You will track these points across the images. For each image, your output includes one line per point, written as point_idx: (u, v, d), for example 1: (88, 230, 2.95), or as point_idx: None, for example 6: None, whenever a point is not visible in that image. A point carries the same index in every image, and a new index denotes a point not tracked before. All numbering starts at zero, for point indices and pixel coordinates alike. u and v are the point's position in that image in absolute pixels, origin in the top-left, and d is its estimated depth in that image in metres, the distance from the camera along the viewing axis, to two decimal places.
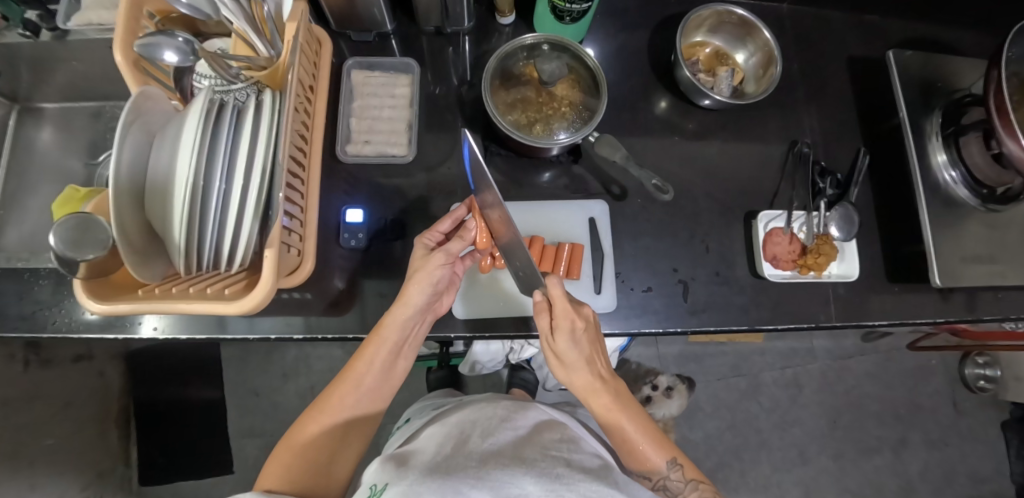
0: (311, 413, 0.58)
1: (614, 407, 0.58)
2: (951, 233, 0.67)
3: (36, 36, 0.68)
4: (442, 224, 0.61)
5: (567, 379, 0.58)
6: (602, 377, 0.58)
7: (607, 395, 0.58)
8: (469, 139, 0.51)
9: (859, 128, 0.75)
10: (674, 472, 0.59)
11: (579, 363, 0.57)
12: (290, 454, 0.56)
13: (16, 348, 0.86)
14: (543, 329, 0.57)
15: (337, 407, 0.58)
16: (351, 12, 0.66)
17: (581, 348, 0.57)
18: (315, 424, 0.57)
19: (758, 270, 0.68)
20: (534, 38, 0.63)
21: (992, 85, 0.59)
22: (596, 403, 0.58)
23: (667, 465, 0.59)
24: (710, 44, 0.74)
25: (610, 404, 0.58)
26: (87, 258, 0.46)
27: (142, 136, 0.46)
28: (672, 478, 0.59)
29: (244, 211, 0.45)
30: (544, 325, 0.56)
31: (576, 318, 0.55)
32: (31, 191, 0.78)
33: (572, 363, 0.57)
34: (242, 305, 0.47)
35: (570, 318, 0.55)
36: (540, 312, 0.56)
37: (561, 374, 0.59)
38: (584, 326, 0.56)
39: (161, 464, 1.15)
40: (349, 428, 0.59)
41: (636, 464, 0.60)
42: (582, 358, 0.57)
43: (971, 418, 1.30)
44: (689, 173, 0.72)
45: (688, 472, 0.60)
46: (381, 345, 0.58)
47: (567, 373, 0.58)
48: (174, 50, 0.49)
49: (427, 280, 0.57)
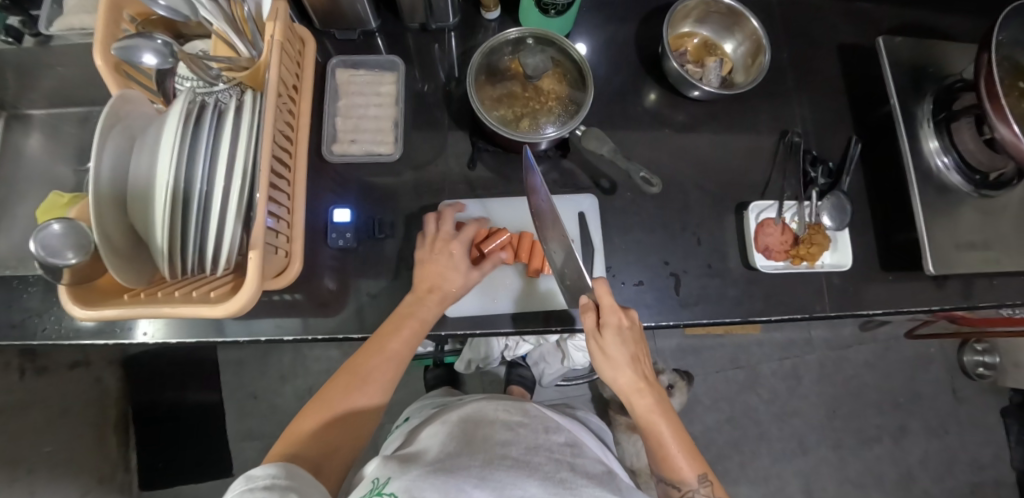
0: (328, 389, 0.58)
1: (655, 411, 0.57)
2: (944, 221, 0.66)
3: (18, 42, 0.67)
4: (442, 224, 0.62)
5: (611, 376, 0.57)
6: (644, 377, 0.57)
7: (650, 397, 0.57)
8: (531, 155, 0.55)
9: (850, 116, 0.74)
10: (703, 487, 0.57)
11: (625, 362, 0.56)
12: (307, 428, 0.56)
13: (12, 356, 0.86)
14: (588, 326, 0.56)
15: (357, 386, 0.58)
16: (334, 10, 0.65)
17: (628, 347, 0.56)
18: (332, 400, 0.57)
19: (750, 261, 0.67)
20: (518, 33, 0.63)
21: (984, 68, 0.58)
22: (639, 405, 0.57)
23: (697, 479, 0.57)
24: (698, 35, 0.73)
25: (652, 406, 0.57)
26: (70, 263, 0.46)
27: (122, 140, 0.46)
28: (699, 492, 0.57)
29: (227, 213, 0.45)
30: (590, 323, 0.56)
31: (623, 317, 0.56)
32: (20, 198, 0.78)
33: (617, 360, 0.56)
34: (226, 308, 0.46)
35: (618, 317, 0.55)
36: (586, 311, 0.57)
37: (604, 373, 0.57)
38: (630, 326, 0.56)
39: (161, 468, 1.15)
40: (358, 418, 0.58)
41: (667, 471, 0.58)
42: (628, 357, 0.56)
43: (972, 405, 1.29)
44: (679, 165, 0.71)
45: (716, 489, 0.57)
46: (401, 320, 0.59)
47: (612, 370, 0.56)
48: (153, 53, 0.48)
49: (444, 265, 0.61)
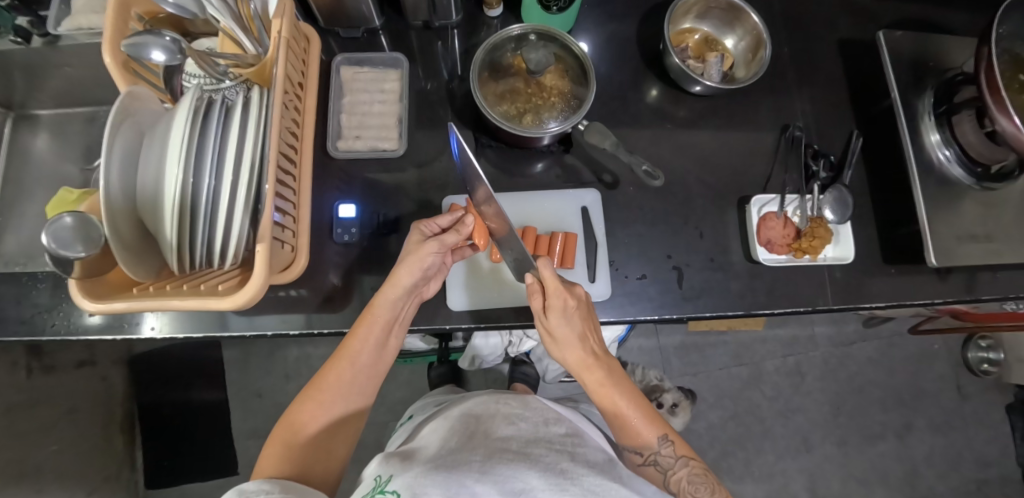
0: (309, 388, 0.58)
1: (607, 383, 0.57)
2: (946, 212, 0.67)
3: (28, 42, 0.68)
4: (441, 218, 0.61)
5: (559, 355, 0.57)
6: (594, 353, 0.57)
7: (601, 371, 0.57)
8: (458, 136, 0.49)
9: (852, 111, 0.74)
10: (665, 447, 0.58)
11: (571, 340, 0.55)
12: (287, 446, 0.55)
13: (18, 355, 0.86)
14: (536, 308, 0.56)
15: (337, 395, 0.58)
16: (339, 10, 0.66)
17: (574, 326, 0.56)
18: (312, 414, 0.57)
19: (753, 255, 0.68)
20: (521, 29, 0.63)
21: (984, 61, 0.58)
22: (589, 379, 0.57)
23: (658, 440, 0.58)
24: (698, 31, 0.74)
25: (603, 379, 0.57)
26: (80, 256, 0.45)
27: (133, 136, 0.47)
28: (661, 454, 0.59)
29: (232, 208, 0.46)
30: (537, 306, 0.56)
31: (568, 297, 0.54)
32: (28, 196, 0.79)
33: (563, 340, 0.56)
34: (235, 300, 0.47)
35: (562, 299, 0.54)
36: (532, 294, 0.56)
37: (554, 352, 0.58)
38: (576, 305, 0.55)
39: (166, 466, 1.15)
40: (349, 423, 0.59)
41: (628, 439, 0.59)
42: (574, 334, 0.56)
43: (977, 401, 1.29)
44: (681, 160, 0.72)
45: (678, 448, 0.59)
46: (373, 332, 0.58)
47: (559, 350, 0.57)
48: (162, 50, 0.49)
49: (414, 268, 0.56)
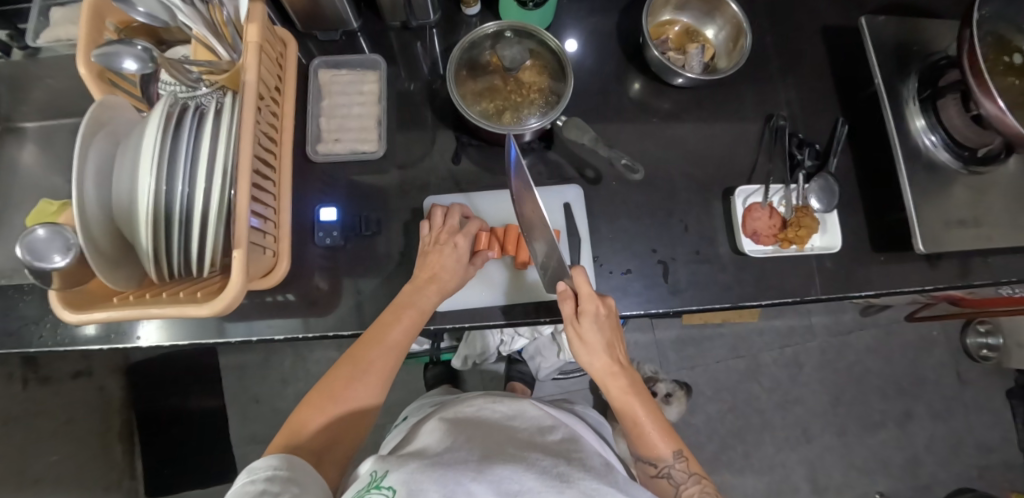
0: (334, 373, 0.57)
1: (630, 392, 0.59)
2: (934, 198, 0.66)
3: (8, 55, 0.71)
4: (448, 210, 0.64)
5: (587, 360, 0.59)
6: (619, 362, 0.60)
7: (625, 379, 0.59)
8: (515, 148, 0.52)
9: (837, 98, 0.74)
10: (679, 462, 0.59)
11: (600, 347, 0.58)
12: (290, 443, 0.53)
13: (14, 368, 0.87)
14: (567, 314, 0.57)
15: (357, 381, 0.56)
16: (315, 12, 0.66)
17: (605, 333, 0.58)
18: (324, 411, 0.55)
19: (739, 247, 0.67)
20: (496, 26, 0.63)
21: (966, 44, 0.57)
22: (613, 387, 0.59)
23: (673, 454, 0.59)
24: (678, 22, 0.73)
25: (627, 388, 0.59)
26: (56, 266, 0.45)
27: (107, 145, 0.46)
28: (675, 468, 0.59)
29: (207, 214, 0.46)
30: (569, 311, 0.57)
31: (601, 305, 0.57)
32: (15, 209, 0.79)
33: (592, 345, 0.58)
34: (210, 306, 0.47)
35: (595, 305, 0.56)
36: (564, 299, 0.57)
37: (582, 357, 0.59)
38: (607, 314, 0.58)
39: (166, 474, 1.16)
40: (357, 419, 0.57)
41: (642, 449, 0.60)
42: (603, 342, 0.58)
43: (978, 387, 1.28)
44: (665, 153, 0.71)
45: (691, 464, 0.59)
46: (407, 316, 0.59)
47: (588, 355, 0.58)
48: (134, 59, 0.49)
49: (453, 261, 0.61)
